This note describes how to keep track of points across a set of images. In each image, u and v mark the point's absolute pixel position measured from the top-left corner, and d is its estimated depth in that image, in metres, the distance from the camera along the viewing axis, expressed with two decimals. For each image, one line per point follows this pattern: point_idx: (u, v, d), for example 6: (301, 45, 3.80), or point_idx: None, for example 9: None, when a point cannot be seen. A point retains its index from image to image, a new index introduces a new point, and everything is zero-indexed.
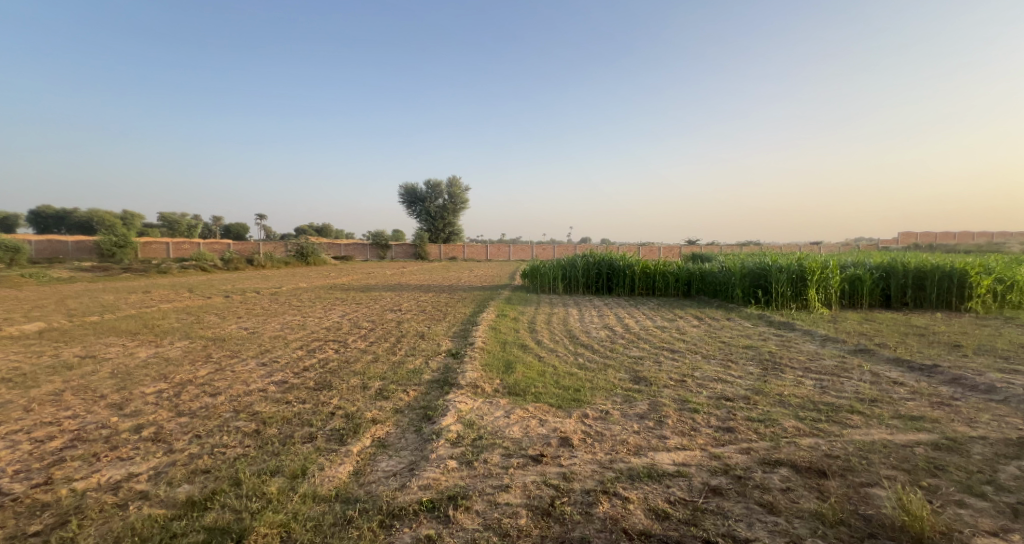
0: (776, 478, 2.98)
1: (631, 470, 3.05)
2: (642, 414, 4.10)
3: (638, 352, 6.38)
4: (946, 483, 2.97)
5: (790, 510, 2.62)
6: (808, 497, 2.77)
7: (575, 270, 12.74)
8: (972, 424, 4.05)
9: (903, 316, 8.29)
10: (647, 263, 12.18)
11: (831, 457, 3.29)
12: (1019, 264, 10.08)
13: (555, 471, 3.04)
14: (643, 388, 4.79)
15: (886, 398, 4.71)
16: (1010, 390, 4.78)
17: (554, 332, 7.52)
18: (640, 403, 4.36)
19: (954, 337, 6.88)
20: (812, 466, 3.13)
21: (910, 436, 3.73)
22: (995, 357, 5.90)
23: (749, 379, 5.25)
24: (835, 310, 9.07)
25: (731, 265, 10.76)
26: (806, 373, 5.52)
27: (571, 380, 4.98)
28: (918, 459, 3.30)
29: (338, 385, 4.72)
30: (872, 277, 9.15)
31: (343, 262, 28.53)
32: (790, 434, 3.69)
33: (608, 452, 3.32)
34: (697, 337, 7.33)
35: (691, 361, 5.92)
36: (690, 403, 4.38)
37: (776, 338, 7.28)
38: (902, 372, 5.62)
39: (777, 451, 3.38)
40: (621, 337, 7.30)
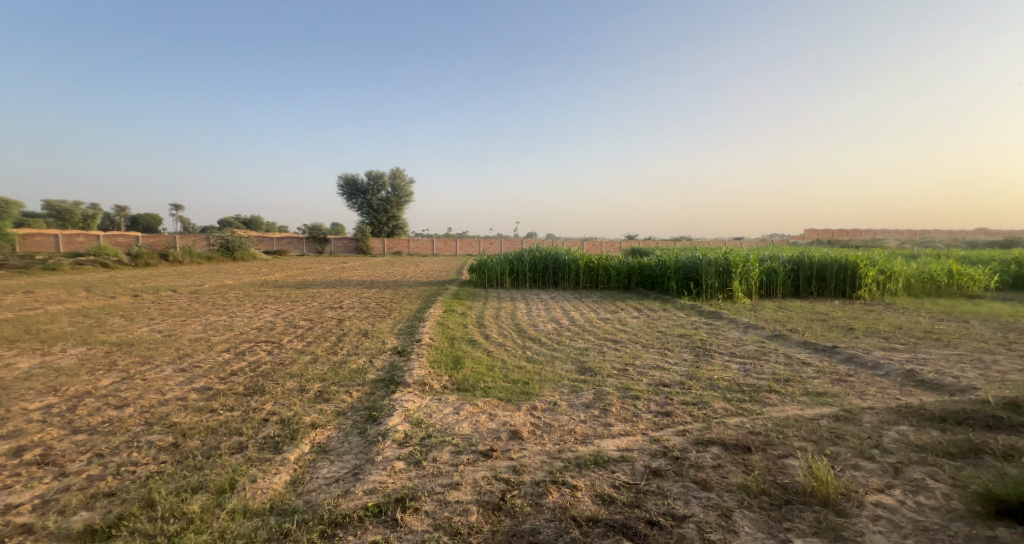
0: (708, 456, 3.44)
1: (579, 458, 3.39)
2: (588, 403, 4.48)
3: (583, 343, 6.82)
4: (844, 450, 3.56)
5: (720, 486, 3.06)
6: (735, 472, 3.23)
7: (522, 265, 13.03)
8: (863, 397, 4.79)
9: (811, 304, 9.33)
10: (590, 258, 12.76)
11: (754, 433, 3.82)
12: (899, 258, 11.73)
13: (506, 465, 3.31)
14: (589, 379, 5.19)
15: (797, 377, 5.42)
16: (890, 365, 5.67)
17: (502, 326, 7.81)
18: (586, 393, 4.75)
19: (848, 321, 7.92)
20: (738, 443, 3.62)
21: (815, 410, 4.37)
22: (879, 337, 6.91)
23: (684, 365, 5.83)
24: (754, 300, 10.02)
25: (666, 259, 11.52)
26: (731, 358, 6.20)
27: (520, 374, 5.28)
28: (823, 430, 3.90)
29: (273, 389, 4.73)
30: (784, 270, 10.22)
31: (274, 257, 27.24)
32: (720, 415, 4.21)
33: (556, 443, 3.65)
34: (636, 327, 7.89)
35: (631, 351, 6.43)
36: (632, 391, 4.82)
37: (705, 327, 7.99)
38: (809, 353, 6.46)
39: (709, 430, 3.86)
40: (567, 329, 7.74)
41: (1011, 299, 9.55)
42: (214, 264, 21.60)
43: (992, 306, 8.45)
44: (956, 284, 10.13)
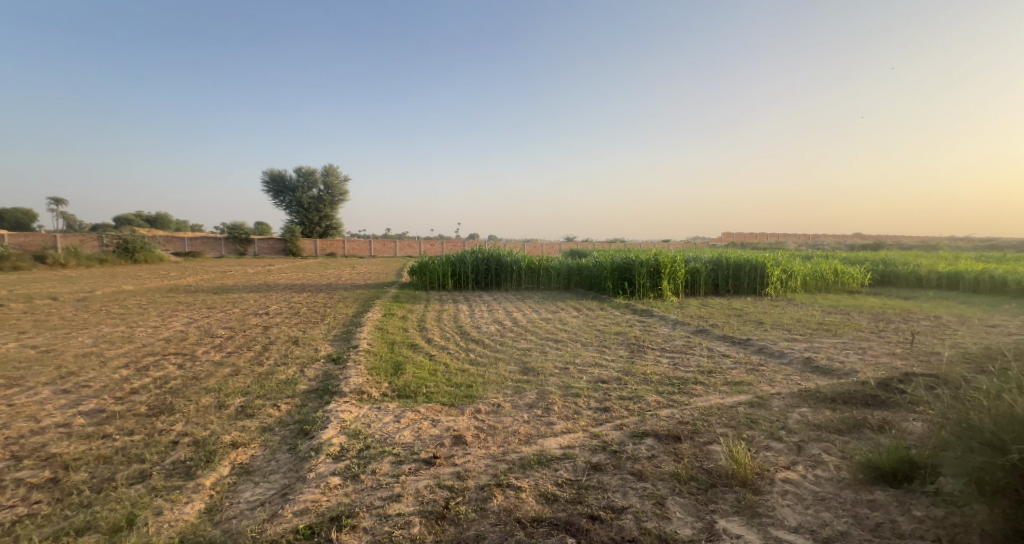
0: (643, 448, 3.72)
1: (523, 460, 3.54)
2: (531, 403, 4.72)
3: (525, 343, 7.09)
4: (758, 432, 4.03)
5: (655, 475, 3.30)
6: (667, 460, 3.52)
7: (464, 266, 13.02)
8: (773, 384, 5.41)
9: (728, 301, 10.25)
10: (532, 259, 13.13)
11: (682, 423, 4.20)
12: (800, 258, 13.20)
13: (449, 471, 3.38)
14: (531, 379, 5.44)
15: (719, 368, 6.00)
16: (793, 353, 6.43)
17: (443, 329, 7.89)
18: (530, 392, 4.99)
19: (759, 315, 8.80)
20: (670, 433, 3.97)
21: (734, 398, 4.89)
22: (784, 329, 7.78)
23: (620, 361, 6.26)
24: (681, 297, 10.81)
25: (603, 261, 12.12)
26: (662, 352, 6.73)
27: (462, 377, 5.44)
28: (741, 417, 4.38)
29: (183, 408, 4.49)
30: (706, 270, 11.13)
31: (185, 258, 25.24)
32: (653, 408, 4.59)
33: (500, 445, 3.81)
34: (575, 327, 8.28)
35: (572, 349, 6.78)
36: (573, 388, 5.13)
37: (639, 324, 8.54)
38: (727, 345, 7.15)
39: (643, 423, 4.20)
40: (510, 330, 7.98)
41: (885, 293, 11.12)
42: (108, 267, 19.45)
43: (872, 300, 9.79)
44: (843, 281, 11.60)
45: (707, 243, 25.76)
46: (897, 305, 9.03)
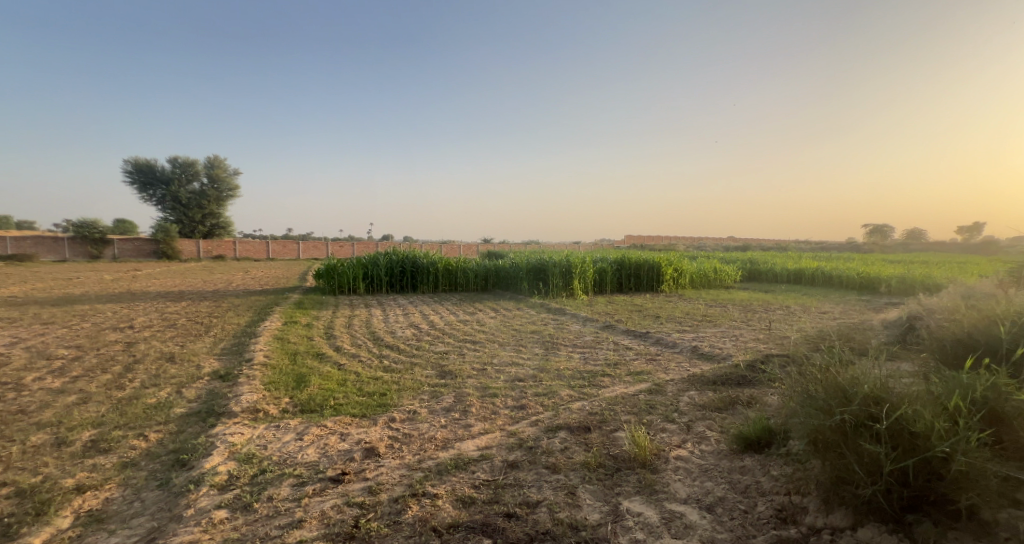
0: (557, 441, 3.14)
1: (438, 465, 2.89)
2: (448, 407, 3.94)
3: (443, 346, 6.13)
4: (656, 417, 3.58)
5: (567, 466, 2.78)
6: (578, 451, 2.99)
7: (377, 270, 12.49)
8: (668, 371, 5.22)
9: (631, 298, 11.13)
10: (448, 261, 13.16)
11: (592, 416, 3.61)
12: (687, 258, 14.91)
13: (360, 487, 2.68)
14: (448, 382, 4.60)
15: (622, 359, 5.73)
16: (684, 344, 7.20)
17: (355, 337, 7.00)
18: (447, 397, 4.18)
19: (656, 310, 9.80)
20: (578, 425, 3.38)
21: (634, 387, 4.39)
22: (676, 322, 8.71)
23: (534, 358, 5.38)
24: (590, 296, 11.54)
25: (518, 262, 12.52)
26: (573, 347, 6.12)
27: (375, 386, 4.55)
28: (641, 403, 3.90)
29: (6, 445, 3.27)
30: (611, 269, 12.06)
31: (11, 259, 20.55)
32: (564, 403, 3.92)
33: (416, 453, 3.10)
34: (493, 327, 7.91)
35: (489, 348, 5.79)
36: (489, 389, 4.34)
37: (552, 323, 8.65)
38: (630, 338, 7.80)
39: (556, 418, 3.55)
40: (426, 334, 7.22)
41: (752, 288, 12.94)
42: None
43: (744, 294, 11.35)
44: (721, 277, 13.26)
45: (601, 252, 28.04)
46: (763, 297, 10.47)
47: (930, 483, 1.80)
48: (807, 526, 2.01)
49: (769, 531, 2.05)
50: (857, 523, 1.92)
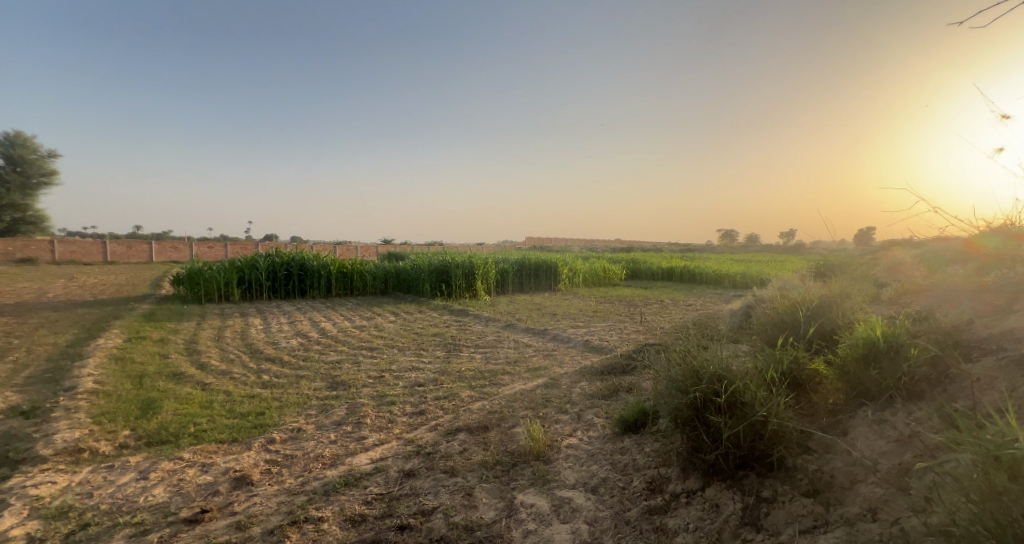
0: (455, 443, 2.76)
1: (325, 485, 2.38)
2: (340, 420, 3.32)
3: (335, 355, 5.54)
4: (553, 409, 3.52)
5: (465, 468, 2.43)
6: (476, 451, 2.63)
7: (257, 272, 11.15)
8: (563, 365, 5.56)
9: (531, 296, 11.83)
10: (342, 264, 12.33)
11: (492, 412, 3.32)
12: (580, 259, 15.97)
13: (226, 523, 2.12)
14: (341, 393, 3.94)
15: (522, 356, 5.93)
16: (577, 338, 7.62)
17: (226, 351, 5.73)
18: (338, 409, 3.55)
19: (553, 308, 10.33)
20: (479, 424, 3.03)
21: (532, 382, 4.43)
22: (570, 319, 9.22)
23: (437, 361, 5.19)
24: (492, 296, 11.85)
25: (419, 264, 12.32)
26: (475, 348, 6.18)
27: (251, 404, 3.67)
28: (538, 398, 3.83)
29: None
30: (512, 270, 12.47)
31: None
32: (465, 402, 3.61)
33: (299, 475, 2.53)
34: (392, 332, 7.27)
35: (387, 356, 5.48)
36: (388, 397, 3.80)
37: (454, 324, 8.45)
38: (529, 335, 8.04)
39: (457, 419, 3.19)
40: (316, 343, 6.35)
41: (635, 285, 14.24)
42: None
43: (628, 291, 12.50)
44: (609, 276, 14.48)
45: (499, 255, 28.67)
46: (643, 294, 11.62)
47: (757, 444, 1.81)
48: (671, 492, 1.90)
49: (640, 503, 1.90)
50: (705, 484, 1.85)
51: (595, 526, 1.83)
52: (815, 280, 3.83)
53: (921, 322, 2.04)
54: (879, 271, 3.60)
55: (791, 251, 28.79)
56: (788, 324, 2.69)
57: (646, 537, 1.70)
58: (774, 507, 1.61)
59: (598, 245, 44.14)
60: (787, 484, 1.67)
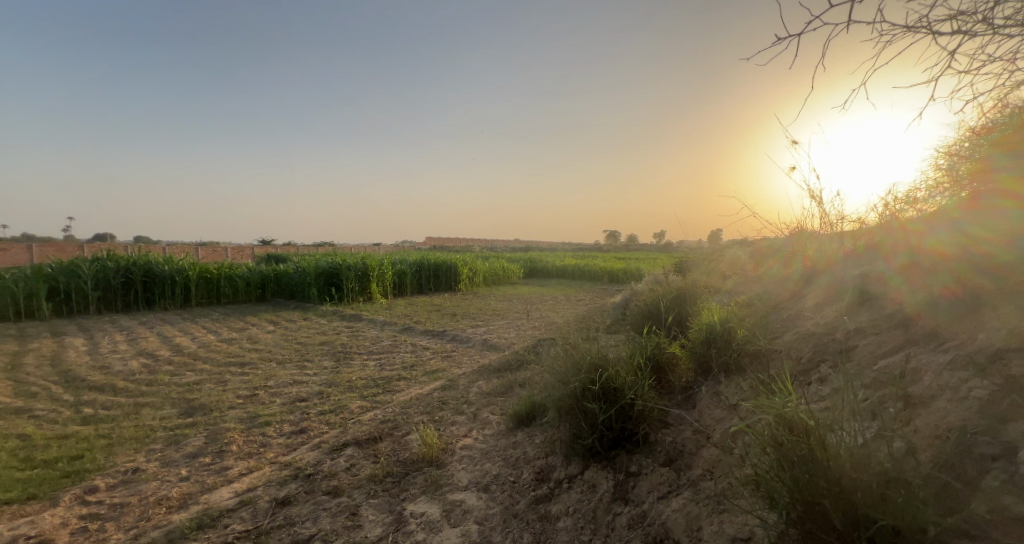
0: (341, 460, 2.65)
1: (174, 531, 2.13)
2: (196, 452, 2.99)
3: (194, 376, 4.89)
4: (450, 412, 3.54)
5: (350, 486, 2.35)
6: (366, 465, 2.56)
7: (78, 282, 8.62)
8: (461, 366, 5.57)
9: (430, 298, 11.63)
10: (204, 268, 10.15)
11: (385, 422, 3.24)
12: (479, 259, 16.11)
13: None
14: (198, 420, 3.52)
15: (419, 360, 5.81)
16: (475, 338, 7.64)
17: (33, 384, 4.71)
18: (194, 439, 3.18)
19: (452, 309, 10.29)
20: (370, 435, 2.95)
21: (429, 386, 4.39)
22: (469, 319, 9.26)
23: (324, 373, 4.87)
24: (389, 298, 11.44)
25: (305, 266, 11.05)
26: (369, 356, 5.91)
27: (65, 447, 3.09)
28: (434, 401, 3.81)
29: None
30: (411, 271, 12.17)
31: None
32: (355, 415, 3.46)
33: (134, 526, 2.22)
34: (270, 344, 6.65)
35: (263, 372, 4.99)
36: (260, 417, 3.50)
37: (345, 330, 7.95)
38: (427, 337, 7.87)
39: (344, 433, 3.06)
40: (168, 363, 5.55)
41: (532, 283, 14.77)
42: None
43: (526, 288, 12.95)
44: (507, 275, 14.94)
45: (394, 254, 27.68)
46: (539, 291, 12.08)
47: (626, 424, 2.03)
48: (555, 479, 2.04)
49: (528, 494, 2.01)
50: (584, 466, 2.02)
51: (485, 524, 1.90)
52: (678, 275, 4.36)
53: (747, 310, 2.46)
54: (724, 265, 4.21)
55: (667, 247, 32.09)
56: (652, 312, 3.08)
57: (531, 527, 1.82)
58: (639, 478, 1.81)
59: (498, 244, 44.73)
60: (649, 457, 1.89)
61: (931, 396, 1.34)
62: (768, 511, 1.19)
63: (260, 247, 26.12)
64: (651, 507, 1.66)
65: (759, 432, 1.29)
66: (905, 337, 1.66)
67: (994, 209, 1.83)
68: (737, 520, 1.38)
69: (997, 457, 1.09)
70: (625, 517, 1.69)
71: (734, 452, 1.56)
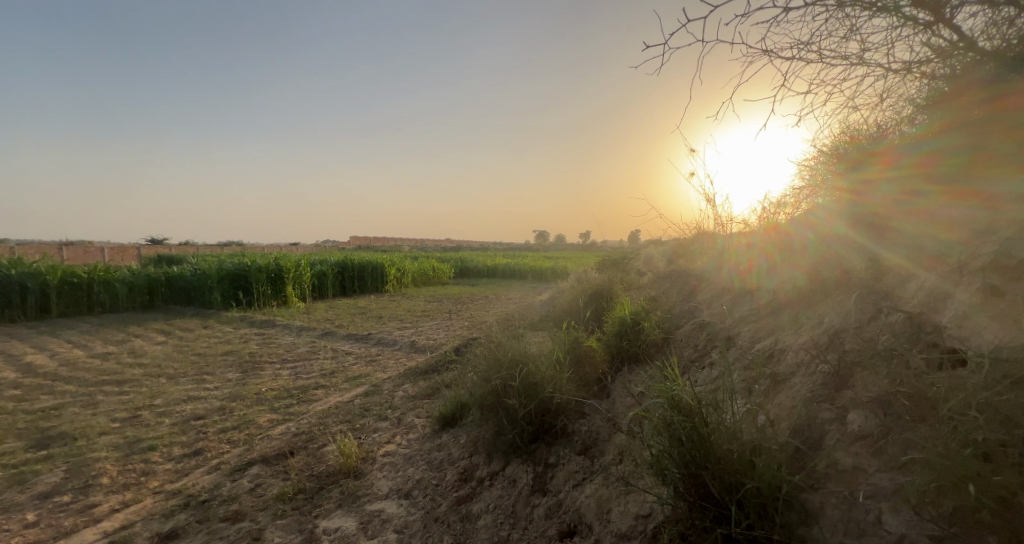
0: (245, 481, 2.47)
1: None
2: (52, 490, 2.60)
3: (53, 401, 4.25)
4: (372, 418, 3.41)
5: (254, 509, 2.19)
6: (274, 484, 2.40)
7: None
8: (386, 370, 5.38)
9: (354, 300, 11.12)
10: (67, 273, 8.79)
11: (298, 435, 3.06)
12: (407, 258, 15.67)
13: None
14: (55, 452, 3.07)
15: (340, 366, 5.53)
16: (402, 340, 7.41)
17: None
18: (47, 476, 2.76)
19: (378, 311, 9.90)
20: (280, 451, 2.77)
21: (351, 393, 4.20)
22: (396, 321, 8.97)
23: (227, 386, 4.48)
24: (308, 302, 10.77)
25: (204, 269, 9.95)
26: (282, 364, 5.53)
27: None
28: (355, 408, 3.65)
29: None
30: (332, 272, 11.56)
31: None
32: (263, 430, 3.23)
33: None
34: (161, 357, 5.97)
35: (149, 390, 4.48)
36: (143, 442, 3.14)
37: (255, 338, 7.35)
38: (350, 341, 7.51)
39: (249, 451, 2.85)
40: (18, 387, 4.76)
41: (462, 283, 14.65)
42: None
43: (457, 288, 12.82)
44: (437, 275, 14.71)
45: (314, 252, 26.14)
46: (469, 291, 12.00)
47: (545, 417, 2.08)
48: (478, 477, 2.05)
49: (451, 496, 2.01)
50: (506, 463, 2.05)
51: (405, 532, 1.86)
52: (599, 272, 4.56)
53: (656, 305, 2.64)
54: (640, 262, 4.47)
55: (592, 245, 33.48)
56: (577, 309, 3.25)
57: (451, 529, 1.82)
58: (557, 469, 1.87)
59: (427, 243, 43.89)
60: (566, 447, 1.96)
61: (790, 372, 1.54)
62: (661, 487, 1.29)
63: (150, 247, 23.25)
64: (566, 495, 1.73)
65: (654, 416, 1.39)
66: (778, 324, 1.87)
67: (832, 215, 2.13)
68: (640, 499, 1.48)
69: (833, 420, 1.28)
70: (542, 509, 1.74)
71: (637, 436, 1.66)
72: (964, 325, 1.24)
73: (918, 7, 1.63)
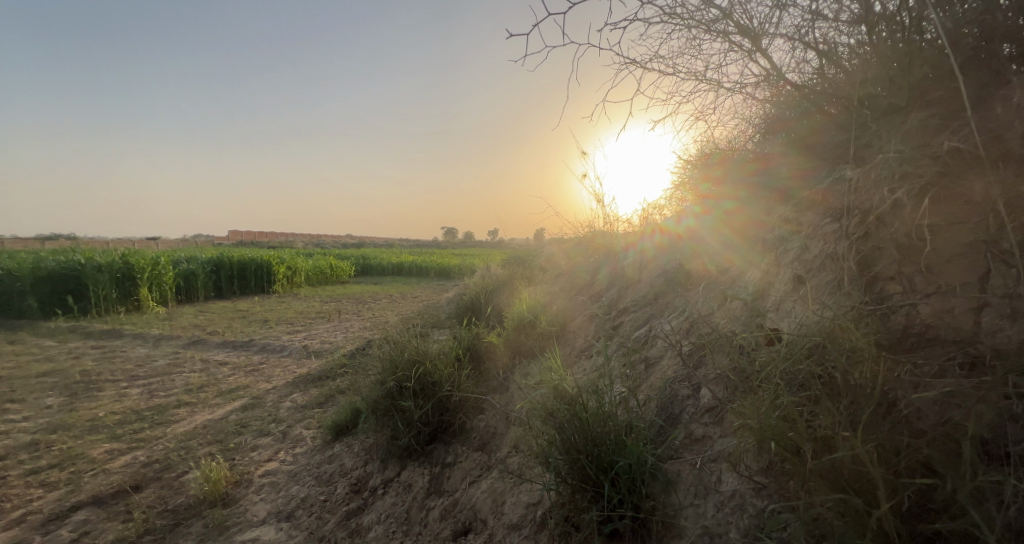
0: (64, 531, 2.04)
1: None
2: None
3: None
4: (250, 435, 3.05)
5: None
6: (109, 528, 2.02)
7: None
8: (271, 380, 4.86)
9: (233, 303, 9.92)
10: None
11: (148, 465, 2.62)
12: (299, 255, 14.40)
13: None
14: None
15: (213, 379, 4.87)
16: (291, 345, 6.76)
17: None
18: None
19: (263, 314, 8.94)
20: (121, 487, 2.34)
21: (226, 408, 3.72)
22: (285, 324, 8.17)
23: (49, 414, 3.69)
24: (170, 306, 9.33)
25: (16, 270, 8.15)
26: (131, 382, 4.72)
27: None
28: (229, 426, 3.24)
29: None
30: (204, 272, 10.20)
31: None
32: (98, 464, 2.71)
33: None
34: None
35: None
36: None
37: (96, 352, 6.20)
38: (226, 350, 6.66)
39: (75, 493, 2.37)
40: None
41: (364, 282, 13.85)
42: None
43: (356, 287, 12.07)
44: (336, 273, 13.76)
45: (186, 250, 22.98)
46: (369, 290, 11.35)
47: (443, 416, 2.00)
48: (371, 487, 1.91)
49: (340, 511, 1.84)
50: (401, 467, 1.93)
51: None
52: (501, 268, 4.56)
53: (551, 300, 2.69)
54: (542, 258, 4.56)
55: (500, 242, 33.78)
56: (477, 305, 3.22)
57: None
58: (454, 468, 1.81)
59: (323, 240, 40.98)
60: (464, 445, 1.90)
61: (661, 356, 1.64)
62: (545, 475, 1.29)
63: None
64: (462, 494, 1.67)
65: (540, 407, 1.42)
66: (654, 313, 2.01)
67: (698, 219, 2.32)
68: (530, 488, 1.47)
69: (690, 395, 1.39)
70: (437, 511, 1.66)
71: (528, 427, 1.65)
72: (781, 308, 1.42)
73: (743, 35, 1.82)
